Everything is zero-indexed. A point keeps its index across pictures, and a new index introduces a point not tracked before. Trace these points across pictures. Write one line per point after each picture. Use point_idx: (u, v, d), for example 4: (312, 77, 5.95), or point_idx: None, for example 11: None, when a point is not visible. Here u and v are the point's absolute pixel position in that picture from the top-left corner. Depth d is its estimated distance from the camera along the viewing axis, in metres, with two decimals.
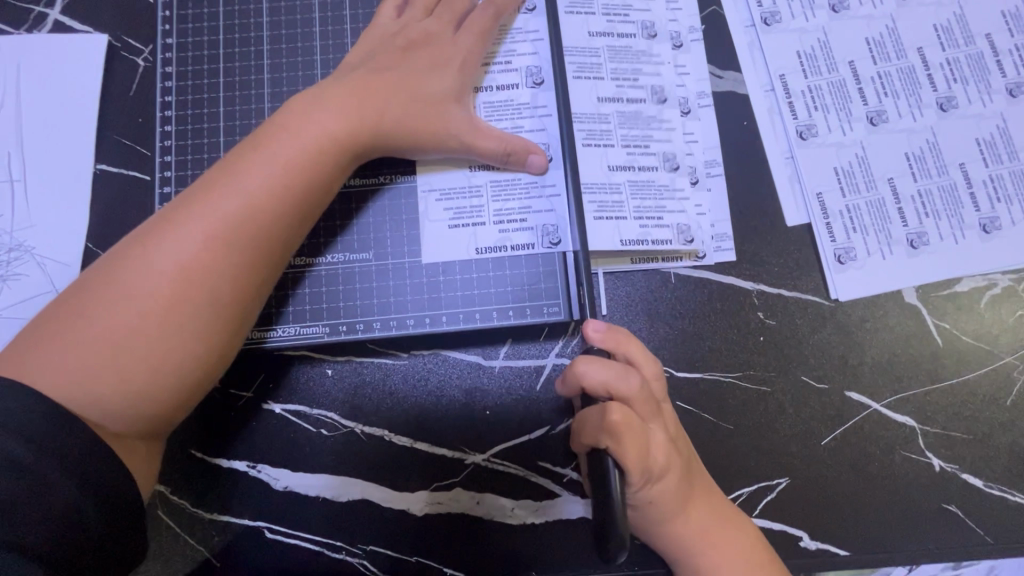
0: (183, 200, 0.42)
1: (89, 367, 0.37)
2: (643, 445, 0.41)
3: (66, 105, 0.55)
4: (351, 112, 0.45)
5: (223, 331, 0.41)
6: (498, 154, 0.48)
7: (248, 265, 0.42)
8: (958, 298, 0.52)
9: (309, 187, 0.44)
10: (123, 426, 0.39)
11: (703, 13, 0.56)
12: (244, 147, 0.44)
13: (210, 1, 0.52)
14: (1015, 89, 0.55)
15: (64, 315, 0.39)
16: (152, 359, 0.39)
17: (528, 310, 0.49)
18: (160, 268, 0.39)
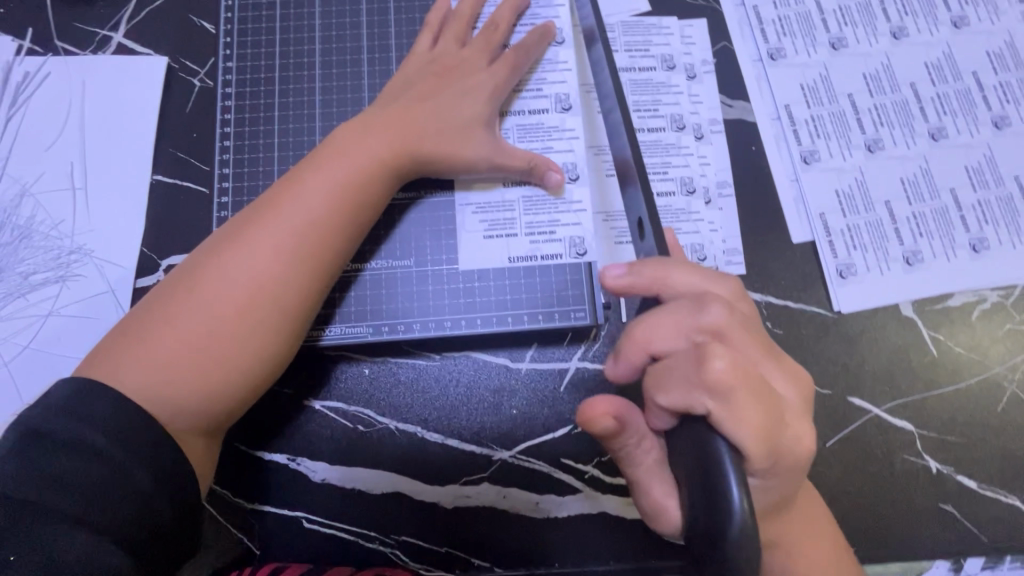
0: (248, 219, 0.47)
1: (166, 369, 0.42)
2: (774, 413, 0.35)
3: (127, 120, 0.60)
4: (397, 137, 0.50)
5: (281, 337, 0.46)
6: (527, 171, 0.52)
7: (303, 277, 0.46)
8: (950, 312, 0.56)
9: (359, 206, 0.48)
10: (194, 423, 0.43)
11: (715, 47, 0.62)
12: (303, 169, 0.49)
13: (267, 29, 0.57)
14: (1000, 121, 0.60)
15: (146, 322, 0.44)
16: (223, 363, 0.44)
17: (556, 315, 0.53)
18: (233, 281, 0.44)
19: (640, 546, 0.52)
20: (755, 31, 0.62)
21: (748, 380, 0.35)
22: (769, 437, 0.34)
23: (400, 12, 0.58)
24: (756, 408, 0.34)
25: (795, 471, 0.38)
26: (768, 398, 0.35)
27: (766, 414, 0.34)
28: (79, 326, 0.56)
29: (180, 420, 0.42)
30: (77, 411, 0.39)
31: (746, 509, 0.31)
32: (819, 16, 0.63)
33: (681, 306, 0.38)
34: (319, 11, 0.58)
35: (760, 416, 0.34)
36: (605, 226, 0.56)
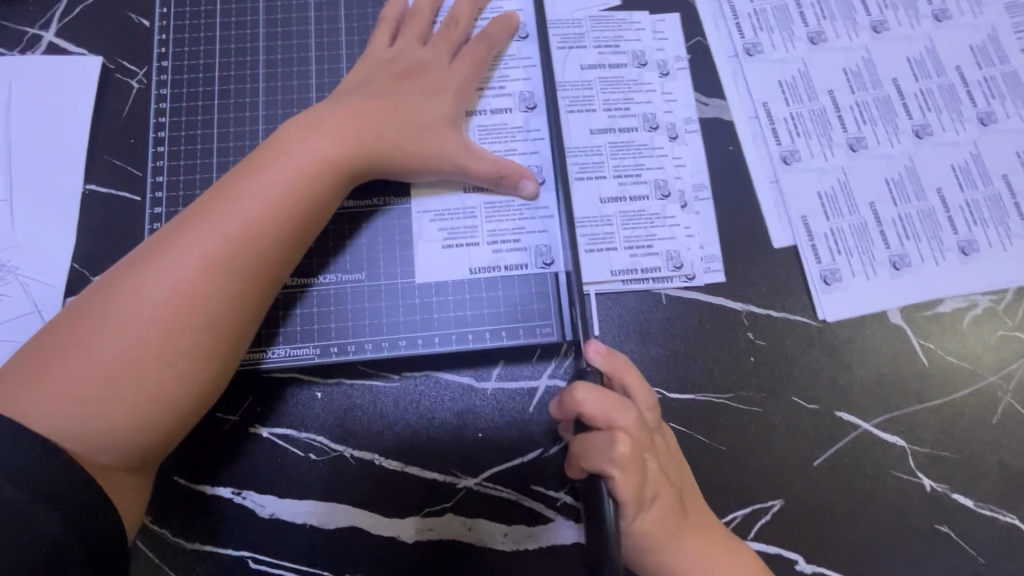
0: (177, 227, 0.42)
1: (84, 399, 0.38)
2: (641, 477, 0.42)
3: (57, 125, 0.55)
4: (347, 139, 0.45)
5: (213, 357, 0.41)
6: (492, 177, 0.49)
7: (241, 295, 0.42)
8: (941, 318, 0.53)
9: (303, 212, 0.44)
10: (113, 459, 0.39)
11: (688, 43, 0.59)
12: (239, 171, 0.44)
13: (207, 25, 0.53)
14: (986, 118, 0.57)
15: (55, 347, 0.39)
16: (144, 390, 0.39)
17: (520, 331, 0.49)
18: (154, 298, 0.40)
19: None
20: (730, 26, 0.59)
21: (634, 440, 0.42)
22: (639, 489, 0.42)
23: (351, 6, 0.54)
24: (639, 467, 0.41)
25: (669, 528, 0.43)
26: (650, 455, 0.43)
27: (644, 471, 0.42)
28: (1, 350, 0.51)
29: (103, 455, 0.38)
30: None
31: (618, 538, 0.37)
32: (796, 9, 0.60)
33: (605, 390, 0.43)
34: (263, 5, 0.53)
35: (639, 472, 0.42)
36: None
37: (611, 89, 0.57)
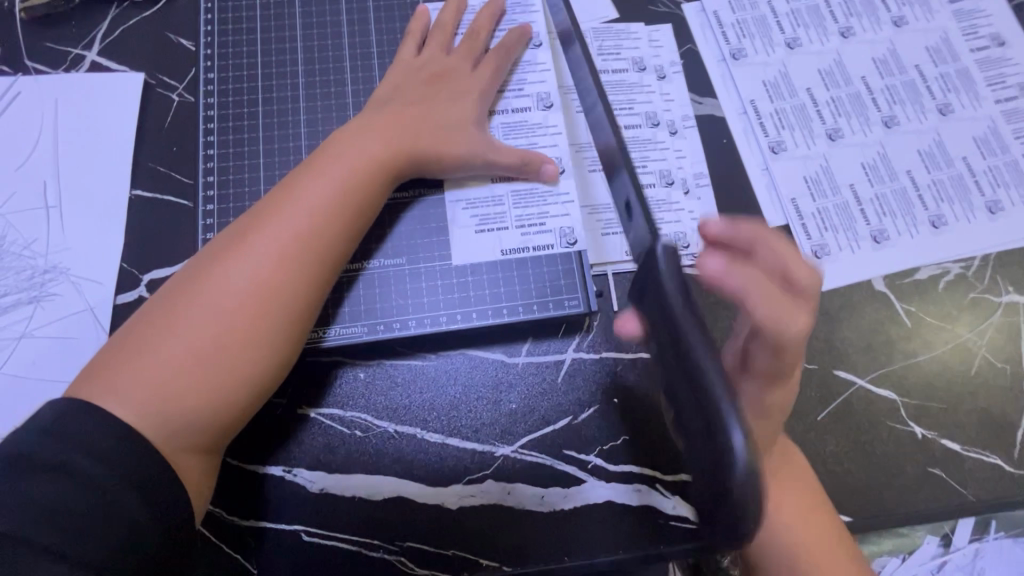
0: (245, 225, 0.46)
1: (163, 384, 0.41)
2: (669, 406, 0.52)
3: (103, 135, 0.59)
4: (388, 143, 0.50)
5: (281, 343, 0.45)
6: (518, 166, 0.54)
7: (301, 288, 0.46)
8: (919, 284, 0.60)
9: (358, 207, 0.49)
10: (191, 439, 0.42)
11: (681, 49, 0.65)
12: (299, 173, 0.49)
13: (249, 41, 0.58)
14: (944, 108, 0.65)
15: (137, 337, 0.43)
16: (222, 372, 0.43)
17: (550, 304, 0.54)
18: (229, 288, 0.44)
19: (646, 534, 0.52)
20: (716, 34, 0.66)
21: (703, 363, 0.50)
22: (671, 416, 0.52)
23: (380, 22, 0.59)
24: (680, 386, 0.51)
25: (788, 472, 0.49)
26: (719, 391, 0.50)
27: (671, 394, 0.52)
28: (56, 346, 0.53)
29: (179, 438, 0.41)
30: (64, 436, 0.38)
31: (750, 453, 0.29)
32: (773, 19, 0.67)
33: None
34: (300, 23, 0.59)
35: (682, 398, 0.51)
36: (591, 219, 0.57)
37: (615, 93, 0.63)
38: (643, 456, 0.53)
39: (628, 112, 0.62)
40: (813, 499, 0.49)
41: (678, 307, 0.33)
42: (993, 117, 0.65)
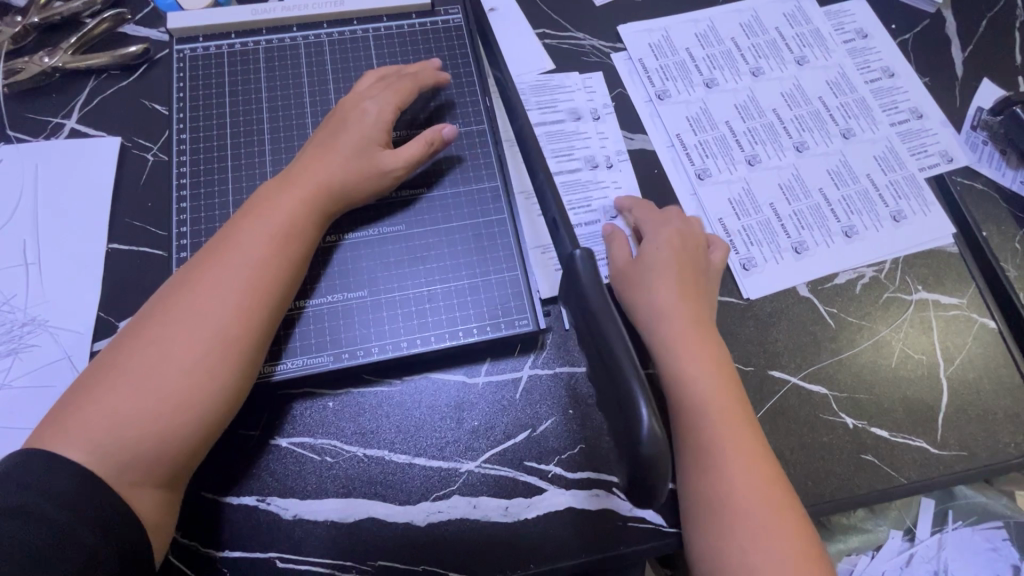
0: (191, 273, 0.51)
1: (117, 427, 0.45)
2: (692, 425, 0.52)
3: (80, 195, 0.63)
4: (309, 179, 0.54)
5: (230, 377, 0.49)
6: (425, 150, 0.58)
7: (242, 326, 0.50)
8: (839, 289, 0.66)
9: (296, 242, 0.53)
10: (145, 476, 0.46)
11: (613, 94, 0.73)
12: (238, 218, 0.53)
13: (217, 103, 0.63)
14: (847, 133, 0.74)
15: (91, 385, 0.47)
16: (172, 410, 0.47)
17: (502, 324, 0.58)
18: (177, 332, 0.48)
19: (606, 536, 0.55)
20: (643, 78, 0.75)
21: (738, 411, 0.52)
22: (706, 445, 0.51)
23: (339, 80, 0.65)
24: (706, 412, 0.52)
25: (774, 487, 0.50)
26: (759, 451, 0.51)
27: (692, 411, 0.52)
28: (34, 395, 0.56)
29: (124, 475, 0.45)
30: (21, 481, 0.42)
31: (655, 428, 0.31)
32: (692, 64, 0.76)
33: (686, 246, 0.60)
34: (265, 85, 0.64)
35: (716, 431, 0.51)
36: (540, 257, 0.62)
37: (555, 148, 0.69)
38: (600, 462, 0.57)
39: (568, 163, 0.69)
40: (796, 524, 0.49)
41: (588, 286, 0.36)
42: (889, 137, 0.74)
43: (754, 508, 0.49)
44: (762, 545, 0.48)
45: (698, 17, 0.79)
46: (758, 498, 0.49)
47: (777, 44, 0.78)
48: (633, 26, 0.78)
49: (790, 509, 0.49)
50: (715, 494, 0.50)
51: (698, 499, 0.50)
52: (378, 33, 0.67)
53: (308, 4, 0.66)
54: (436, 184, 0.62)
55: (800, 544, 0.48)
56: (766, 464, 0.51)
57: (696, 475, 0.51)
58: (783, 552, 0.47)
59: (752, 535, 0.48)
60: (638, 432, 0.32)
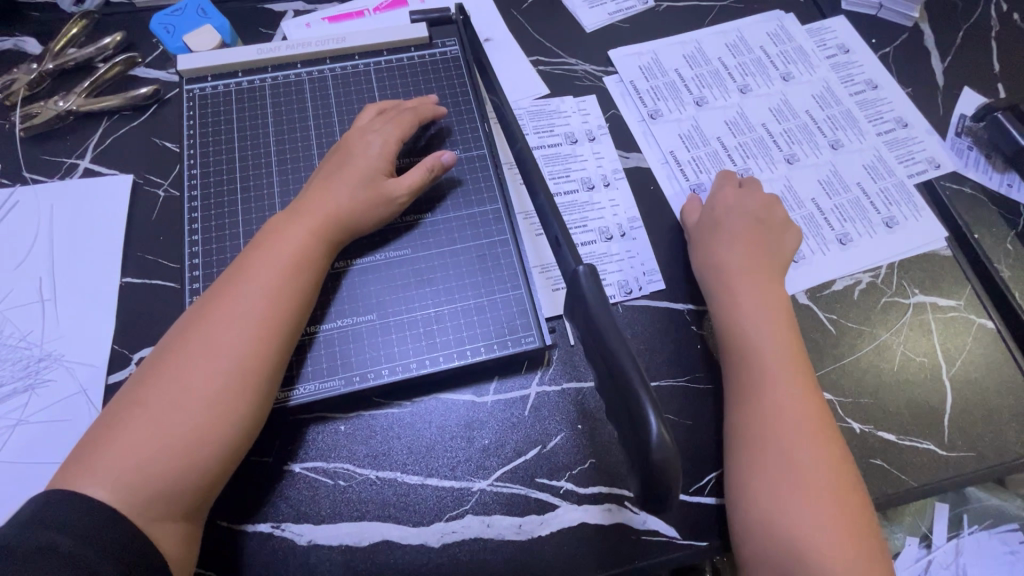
0: (205, 306, 0.52)
1: (139, 460, 0.46)
2: (748, 367, 0.56)
3: (94, 231, 0.65)
4: (318, 210, 0.56)
5: (246, 405, 0.50)
6: (426, 176, 0.60)
7: (257, 355, 0.51)
8: (837, 295, 0.67)
9: (305, 271, 0.54)
10: (167, 508, 0.47)
11: (607, 115, 0.76)
12: (249, 251, 0.55)
13: (227, 139, 0.65)
14: (835, 144, 0.76)
15: (111, 422, 0.48)
16: (193, 440, 0.48)
17: (509, 342, 0.59)
18: (193, 364, 0.49)
19: (621, 552, 0.55)
20: (635, 99, 0.77)
21: (794, 361, 0.57)
22: (756, 415, 0.54)
23: (342, 112, 0.67)
24: (763, 359, 0.56)
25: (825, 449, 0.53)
26: (810, 398, 0.55)
27: (750, 355, 0.57)
28: (50, 429, 0.57)
29: (148, 508, 0.46)
30: (42, 522, 0.42)
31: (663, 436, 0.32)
32: (682, 83, 0.79)
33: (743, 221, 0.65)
34: (272, 120, 0.66)
35: (767, 376, 0.55)
36: (544, 277, 0.64)
37: (553, 170, 0.72)
38: (610, 476, 0.57)
39: (566, 184, 0.71)
40: (845, 492, 0.51)
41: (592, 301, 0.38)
42: (878, 145, 0.76)
43: (807, 476, 0.51)
44: (795, 478, 0.51)
45: (686, 39, 0.82)
46: (811, 466, 0.51)
47: (763, 62, 0.81)
48: (623, 50, 0.81)
49: (830, 452, 0.53)
50: (762, 430, 0.53)
51: (741, 431, 0.54)
52: (379, 67, 0.70)
53: (311, 42, 0.69)
54: (439, 209, 0.63)
55: (833, 484, 0.51)
56: (815, 410, 0.54)
57: (746, 413, 0.55)
58: (814, 487, 0.51)
59: (787, 468, 0.51)
60: (648, 441, 0.33)
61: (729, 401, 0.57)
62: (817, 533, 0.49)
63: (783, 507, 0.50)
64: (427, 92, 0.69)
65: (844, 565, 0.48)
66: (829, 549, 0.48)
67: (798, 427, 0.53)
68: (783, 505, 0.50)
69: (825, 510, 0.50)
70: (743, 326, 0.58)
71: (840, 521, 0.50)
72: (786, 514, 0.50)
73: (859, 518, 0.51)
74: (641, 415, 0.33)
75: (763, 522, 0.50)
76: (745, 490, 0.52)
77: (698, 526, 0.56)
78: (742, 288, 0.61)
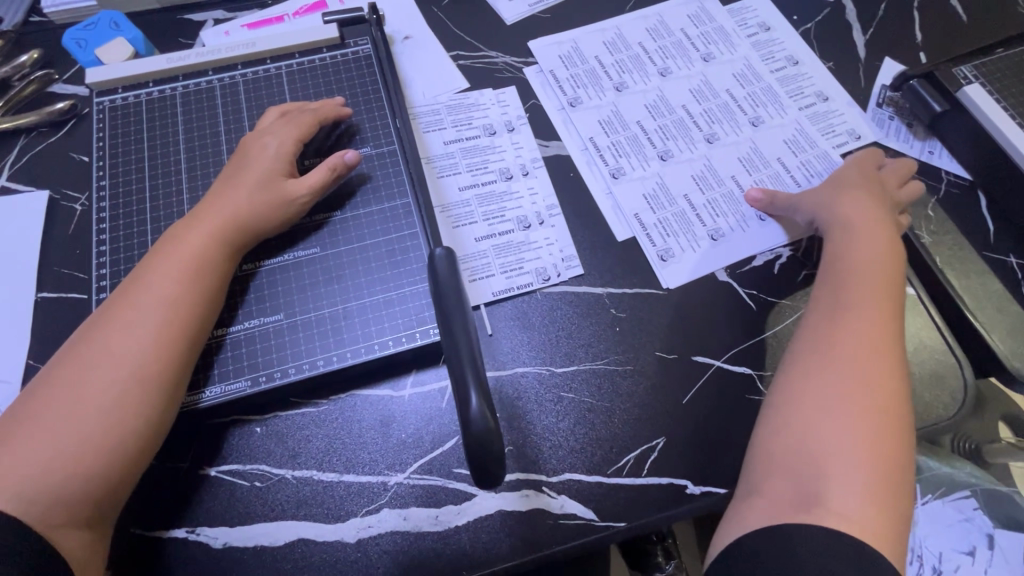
0: (108, 310, 0.52)
1: (43, 464, 0.46)
2: (843, 298, 0.58)
3: (10, 248, 0.65)
4: (218, 213, 0.56)
5: (153, 407, 0.50)
6: (328, 175, 0.60)
7: (160, 356, 0.51)
8: (756, 270, 0.67)
9: (209, 273, 0.55)
10: (71, 513, 0.47)
11: (526, 105, 0.76)
12: (152, 255, 0.55)
13: (137, 149, 0.65)
14: (756, 120, 0.76)
15: (13, 427, 0.48)
16: (102, 443, 0.48)
17: (418, 334, 0.59)
18: (98, 367, 0.49)
19: (538, 537, 0.55)
20: (554, 89, 0.77)
21: (893, 294, 0.58)
22: (829, 346, 0.55)
23: (253, 117, 0.67)
24: (858, 287, 0.58)
25: (889, 393, 0.52)
26: (884, 333, 0.55)
27: (868, 280, 0.58)
28: None
29: (50, 513, 0.46)
30: None
31: (483, 412, 0.36)
32: (602, 70, 0.79)
33: (872, 183, 0.67)
34: (182, 127, 0.66)
35: (870, 304, 0.57)
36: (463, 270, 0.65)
37: (471, 163, 0.72)
38: (527, 462, 0.57)
39: (484, 175, 0.71)
40: (887, 434, 0.50)
41: (444, 284, 0.41)
42: (796, 123, 0.76)
43: (854, 406, 0.51)
44: (841, 398, 0.52)
45: (605, 26, 0.83)
46: (859, 399, 0.51)
47: (683, 44, 0.81)
48: (543, 41, 0.81)
49: (885, 385, 0.52)
50: (820, 364, 0.54)
51: (806, 360, 0.55)
52: (291, 69, 0.70)
53: (221, 48, 0.69)
54: (349, 206, 0.64)
55: (881, 424, 0.50)
56: (886, 351, 0.54)
57: (816, 339, 0.56)
58: (858, 412, 0.51)
59: (834, 389, 0.52)
60: (469, 417, 0.37)
61: (806, 333, 0.58)
62: (846, 460, 0.49)
63: (819, 423, 0.51)
64: (338, 92, 0.69)
65: (856, 496, 0.47)
66: (854, 481, 0.48)
67: (863, 361, 0.53)
68: (820, 430, 0.51)
69: (861, 445, 0.49)
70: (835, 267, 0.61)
71: (869, 456, 0.49)
72: (824, 437, 0.50)
73: (895, 462, 0.49)
74: (462, 395, 0.37)
75: (793, 438, 0.51)
76: (791, 422, 0.52)
77: (615, 507, 0.56)
78: (847, 231, 0.63)
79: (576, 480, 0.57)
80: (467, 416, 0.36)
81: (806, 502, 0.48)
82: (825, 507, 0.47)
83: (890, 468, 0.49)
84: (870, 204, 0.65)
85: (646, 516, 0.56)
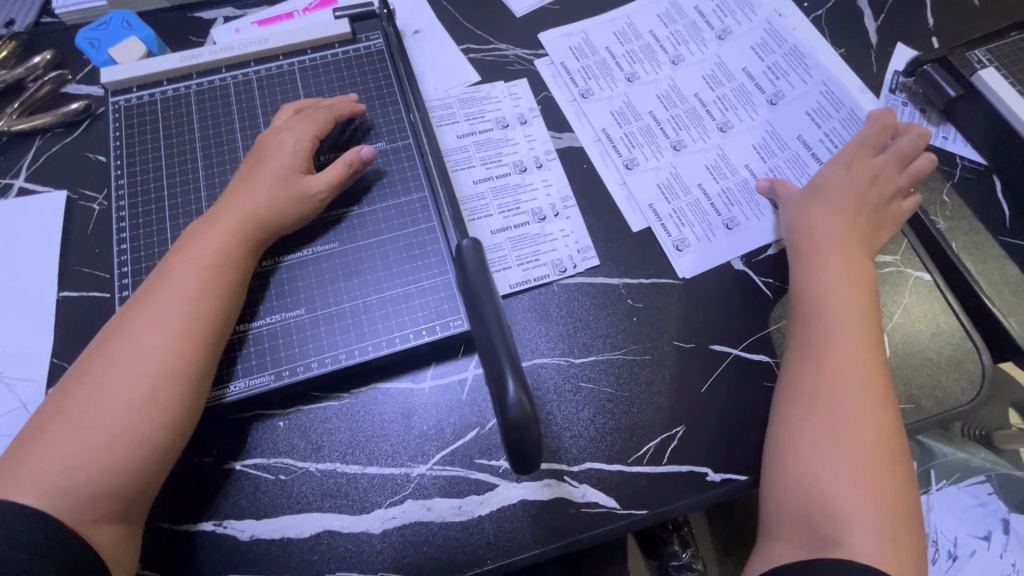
0: (131, 312, 0.53)
1: (72, 465, 0.47)
2: (830, 317, 0.58)
3: (31, 248, 0.65)
4: (237, 213, 0.57)
5: (177, 406, 0.50)
6: (346, 171, 0.61)
7: (182, 357, 0.51)
8: (772, 257, 0.67)
9: (229, 272, 0.55)
10: (101, 509, 0.47)
11: (538, 97, 0.76)
12: (171, 256, 0.55)
13: (153, 148, 0.66)
14: (774, 98, 0.75)
15: (43, 429, 0.48)
16: (128, 443, 0.48)
17: (438, 327, 0.59)
18: (122, 369, 0.50)
19: (561, 525, 0.56)
20: (566, 80, 0.77)
21: (872, 309, 0.59)
22: (819, 371, 0.56)
23: (268, 113, 0.68)
24: (844, 306, 0.58)
25: (876, 414, 0.53)
26: (870, 352, 0.56)
27: (853, 298, 0.59)
28: None
29: (82, 511, 0.46)
30: None
31: (520, 397, 0.36)
32: (613, 60, 0.79)
33: (862, 179, 0.66)
34: (198, 125, 0.67)
35: (857, 322, 0.57)
36: None
37: (485, 156, 0.72)
38: (549, 452, 0.58)
39: (498, 168, 0.71)
40: (883, 457, 0.52)
41: (473, 275, 0.41)
42: (819, 88, 0.75)
43: (847, 436, 0.53)
44: (834, 427, 0.53)
45: (615, 16, 0.82)
46: (851, 428, 0.53)
47: (697, 25, 0.81)
48: (552, 33, 0.81)
49: (875, 407, 0.54)
50: (809, 393, 0.55)
51: (797, 387, 0.56)
52: (304, 66, 0.71)
53: (233, 45, 0.70)
54: (365, 200, 0.64)
55: (876, 451, 0.52)
56: (873, 370, 0.55)
57: (808, 366, 0.57)
58: (852, 443, 0.52)
59: (829, 419, 0.54)
60: (507, 403, 0.37)
61: (795, 355, 0.58)
62: (850, 492, 0.51)
63: (818, 457, 0.53)
64: (352, 88, 0.69)
65: (865, 526, 0.50)
66: (859, 513, 0.50)
67: (851, 387, 0.54)
68: (817, 464, 0.52)
69: (857, 474, 0.51)
70: (822, 284, 0.60)
71: (868, 485, 0.51)
72: (823, 471, 0.52)
73: (893, 484, 0.52)
74: (499, 381, 0.37)
75: (795, 474, 0.53)
76: (788, 457, 0.54)
77: (637, 495, 0.57)
78: (834, 244, 0.62)
79: (597, 469, 0.58)
80: (504, 402, 0.36)
81: (818, 539, 0.50)
82: (837, 543, 0.50)
83: (892, 493, 0.51)
84: (857, 212, 0.64)
85: (667, 504, 0.57)
